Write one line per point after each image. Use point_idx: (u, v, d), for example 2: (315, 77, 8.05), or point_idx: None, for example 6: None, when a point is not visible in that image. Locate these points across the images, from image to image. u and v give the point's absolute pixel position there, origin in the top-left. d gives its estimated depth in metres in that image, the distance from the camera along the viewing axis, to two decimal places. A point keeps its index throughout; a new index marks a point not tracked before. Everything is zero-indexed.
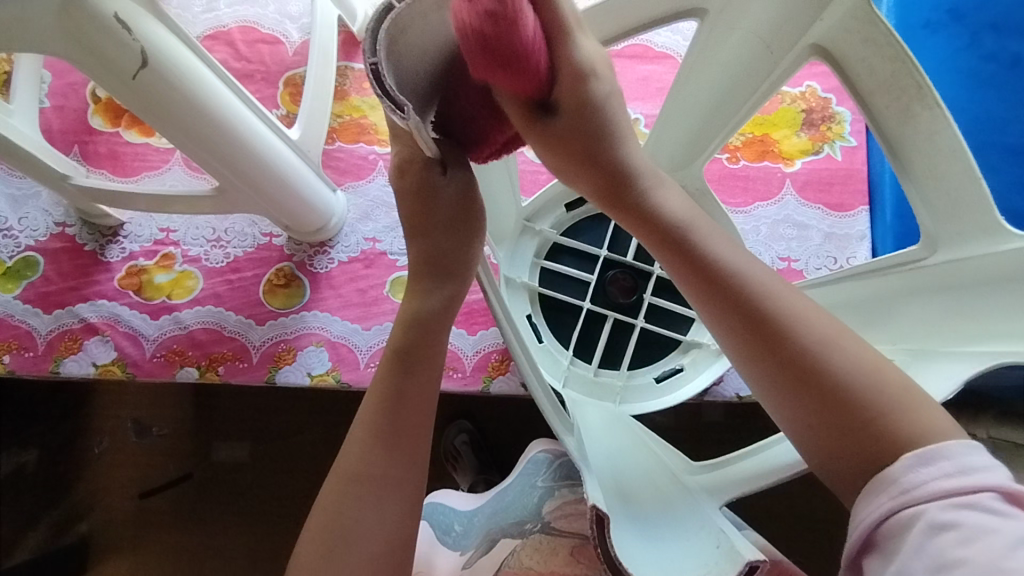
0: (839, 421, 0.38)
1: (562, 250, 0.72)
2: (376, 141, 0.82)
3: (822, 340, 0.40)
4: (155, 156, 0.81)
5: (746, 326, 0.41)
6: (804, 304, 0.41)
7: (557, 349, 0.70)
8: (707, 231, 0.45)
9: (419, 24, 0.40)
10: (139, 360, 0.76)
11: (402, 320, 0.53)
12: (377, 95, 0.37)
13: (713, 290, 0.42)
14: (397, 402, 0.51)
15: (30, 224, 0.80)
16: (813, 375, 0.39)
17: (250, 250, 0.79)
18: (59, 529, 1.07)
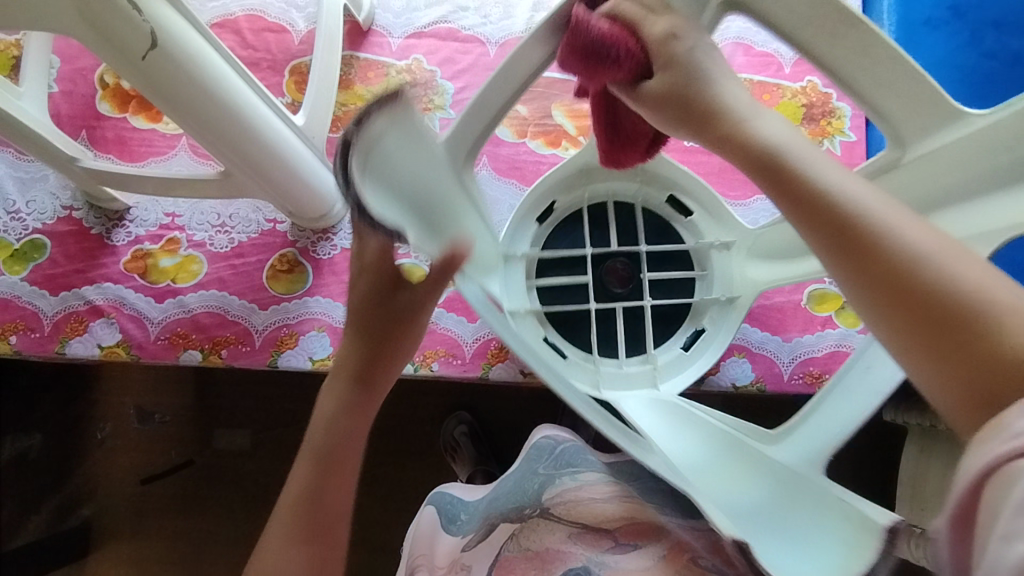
0: (957, 346, 0.32)
1: (547, 266, 0.73)
2: None
3: (924, 256, 0.33)
4: (161, 142, 0.82)
5: (838, 246, 0.34)
6: (912, 220, 0.34)
7: (581, 357, 0.69)
8: (807, 149, 0.38)
9: (382, 142, 0.41)
10: (144, 343, 0.77)
11: (323, 417, 0.49)
12: (370, 225, 0.40)
13: (814, 211, 0.35)
14: (313, 500, 0.47)
15: (38, 207, 0.81)
16: (914, 296, 0.32)
17: (254, 236, 0.80)
18: (62, 513, 1.09)
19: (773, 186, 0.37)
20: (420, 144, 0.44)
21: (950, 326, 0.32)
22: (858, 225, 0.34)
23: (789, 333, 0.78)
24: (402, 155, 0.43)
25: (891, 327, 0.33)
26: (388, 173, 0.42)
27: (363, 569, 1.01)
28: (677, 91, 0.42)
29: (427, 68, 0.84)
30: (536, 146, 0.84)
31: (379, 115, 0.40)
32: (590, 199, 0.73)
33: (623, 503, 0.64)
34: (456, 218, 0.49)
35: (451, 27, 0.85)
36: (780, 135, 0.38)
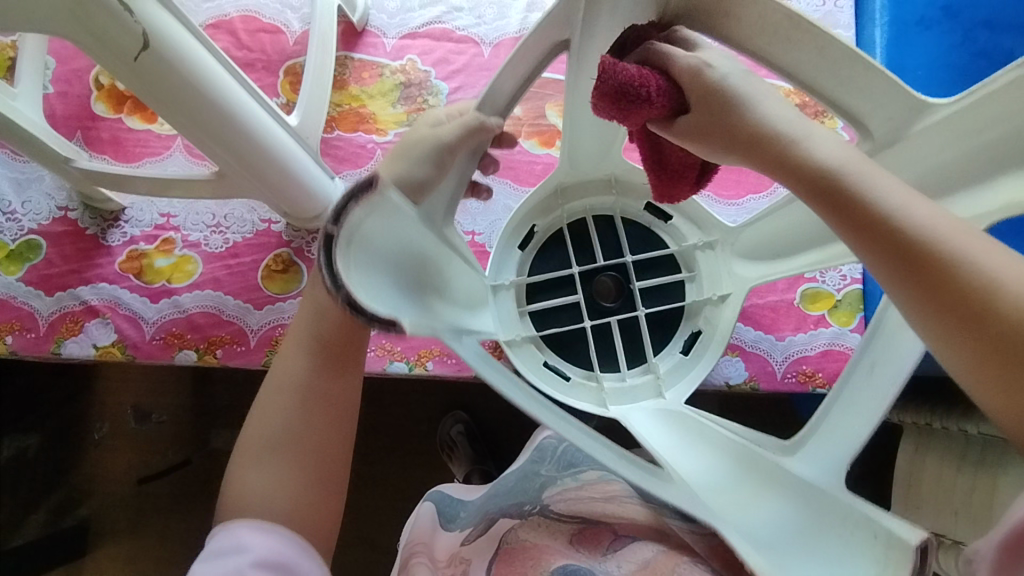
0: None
1: (537, 289, 0.73)
2: (374, 130, 0.83)
3: (997, 290, 0.36)
4: (157, 143, 0.82)
5: (903, 273, 0.37)
6: (972, 247, 0.37)
7: (584, 377, 0.71)
8: (875, 172, 0.39)
9: (365, 226, 0.40)
10: (139, 343, 0.77)
11: (307, 311, 0.54)
12: (366, 322, 0.38)
13: (885, 244, 0.37)
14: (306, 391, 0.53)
15: (33, 208, 0.81)
16: (989, 330, 0.36)
17: (249, 236, 0.80)
18: (60, 513, 1.09)
19: (844, 220, 0.39)
20: (398, 225, 0.44)
21: (1010, 350, 0.35)
22: (925, 256, 0.37)
23: (782, 331, 0.79)
24: (381, 241, 0.42)
25: (956, 348, 0.37)
26: (377, 250, 0.41)
27: (359, 568, 1.01)
28: (706, 122, 0.44)
29: (422, 68, 0.84)
30: (530, 146, 0.84)
31: (357, 210, 0.39)
32: (567, 220, 0.74)
33: (624, 504, 0.63)
34: (435, 303, 0.48)
35: (445, 27, 0.85)
36: (842, 158, 0.40)
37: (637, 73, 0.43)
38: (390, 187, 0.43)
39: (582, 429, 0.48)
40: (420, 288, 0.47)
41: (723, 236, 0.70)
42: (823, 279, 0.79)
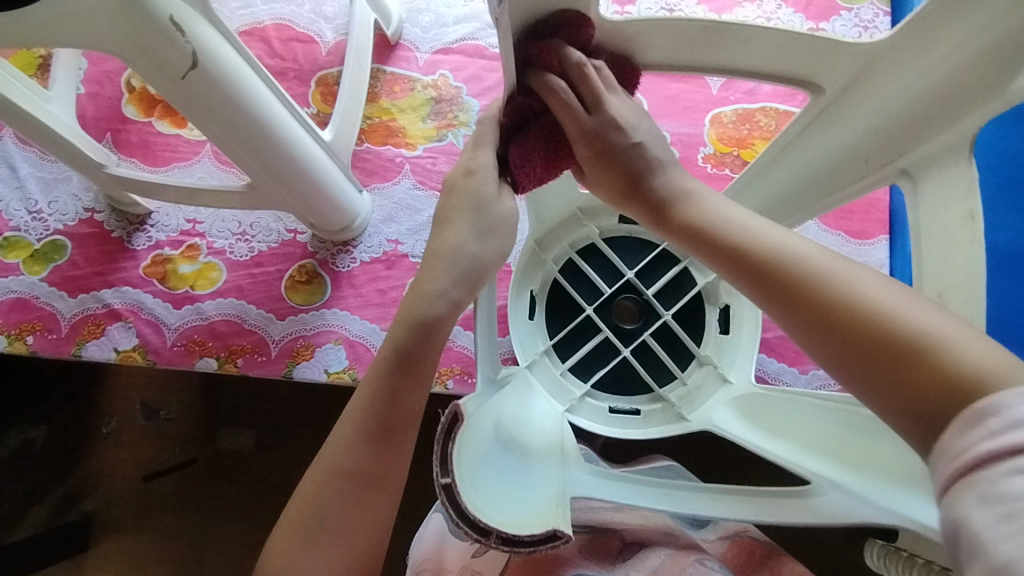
0: (884, 368, 0.36)
1: (563, 347, 0.76)
2: (404, 144, 0.83)
3: (846, 296, 0.39)
4: (186, 148, 0.82)
5: (764, 292, 0.43)
6: (840, 267, 0.40)
7: (648, 400, 0.74)
8: (744, 222, 0.46)
9: (467, 457, 0.42)
10: (160, 348, 0.77)
11: (401, 322, 0.47)
12: (532, 546, 0.40)
13: (749, 274, 0.44)
14: (389, 403, 0.45)
15: (59, 208, 0.81)
16: (833, 330, 0.39)
17: (274, 245, 0.80)
18: (65, 505, 1.09)
19: (713, 257, 0.46)
20: (476, 432, 0.45)
21: (852, 346, 0.38)
22: (787, 278, 0.42)
23: (806, 364, 0.78)
24: (479, 456, 0.44)
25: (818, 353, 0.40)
26: (487, 484, 0.43)
27: None
28: (612, 171, 0.52)
29: (454, 83, 0.84)
30: None
31: (459, 451, 0.41)
32: (557, 265, 0.77)
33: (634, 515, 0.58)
34: (536, 462, 0.50)
35: (478, 44, 0.85)
36: (713, 211, 0.48)
37: (546, 174, 0.53)
38: (469, 401, 0.45)
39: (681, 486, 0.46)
40: (512, 457, 0.48)
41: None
42: None
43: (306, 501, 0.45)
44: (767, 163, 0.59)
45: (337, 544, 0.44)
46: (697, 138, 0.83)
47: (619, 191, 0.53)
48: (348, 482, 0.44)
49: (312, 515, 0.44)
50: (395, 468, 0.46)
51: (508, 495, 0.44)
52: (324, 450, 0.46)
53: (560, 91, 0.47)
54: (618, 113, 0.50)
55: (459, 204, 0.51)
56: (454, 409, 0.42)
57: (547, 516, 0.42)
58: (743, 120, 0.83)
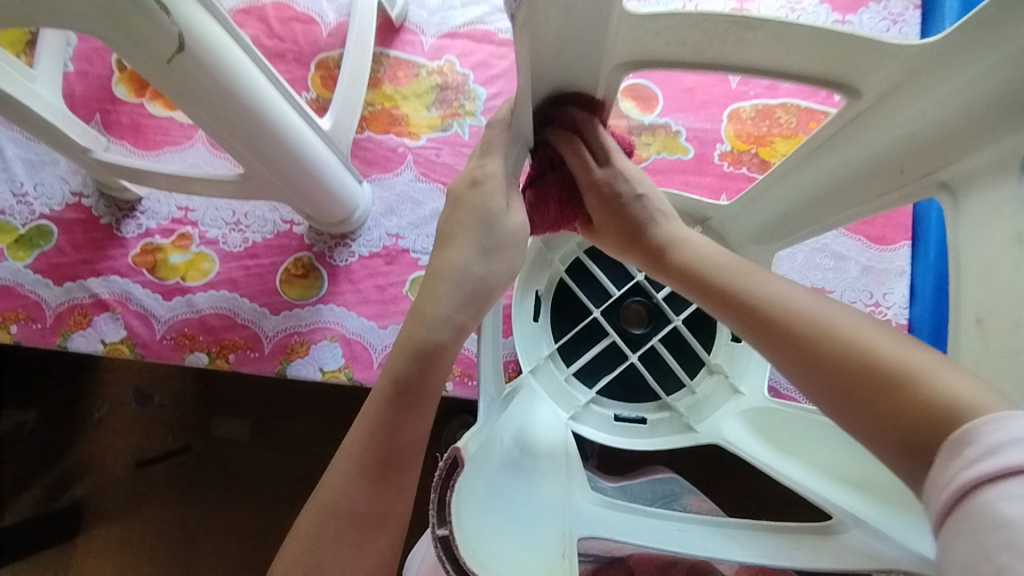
0: (872, 407, 0.35)
1: (569, 352, 0.73)
2: (406, 133, 0.79)
3: (829, 330, 0.39)
4: (178, 131, 0.78)
5: (750, 328, 0.42)
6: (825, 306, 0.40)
7: (656, 409, 0.71)
8: (739, 264, 0.46)
9: (466, 504, 0.37)
10: (149, 342, 0.74)
11: (399, 347, 0.43)
12: None
13: (737, 314, 0.43)
14: (389, 435, 0.41)
15: (45, 191, 0.78)
16: (816, 364, 0.38)
17: (269, 236, 0.77)
18: (54, 492, 1.05)
19: (708, 299, 0.46)
20: (477, 474, 0.40)
21: (835, 381, 0.37)
22: (770, 315, 0.41)
23: None
24: (476, 497, 0.39)
25: (808, 389, 0.39)
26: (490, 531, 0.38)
27: None
28: (611, 215, 0.52)
29: (460, 70, 0.80)
30: None
31: (458, 497, 0.36)
32: (564, 266, 0.74)
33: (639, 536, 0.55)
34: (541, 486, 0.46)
35: (487, 29, 0.81)
36: (705, 256, 0.48)
37: (561, 219, 0.55)
38: (468, 439, 0.40)
39: (695, 520, 0.43)
40: (510, 487, 0.44)
41: (718, 216, 0.69)
42: None
43: (298, 548, 0.40)
44: (800, 159, 0.56)
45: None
46: (714, 134, 0.79)
47: (617, 237, 0.52)
48: (347, 524, 0.40)
49: (307, 566, 0.40)
50: (398, 508, 0.41)
51: (509, 539, 0.39)
52: (320, 488, 0.42)
53: (578, 149, 0.49)
54: (628, 174, 0.52)
55: (465, 219, 0.46)
56: (451, 454, 0.37)
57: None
58: (762, 116, 0.79)
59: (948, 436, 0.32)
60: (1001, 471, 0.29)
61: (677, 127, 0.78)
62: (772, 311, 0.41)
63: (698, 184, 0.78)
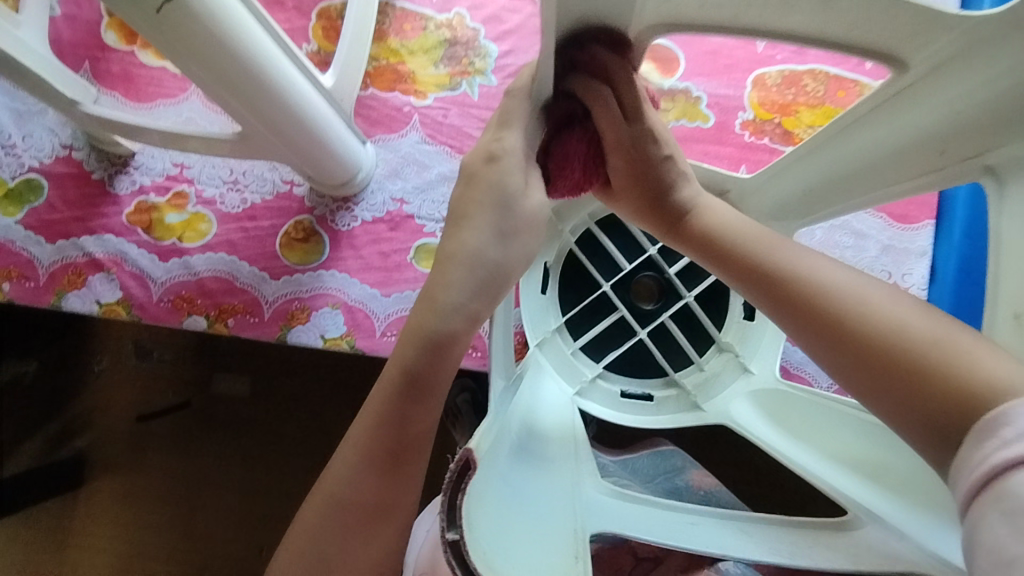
0: (901, 383, 0.36)
1: (576, 326, 0.71)
2: (412, 92, 0.75)
3: (860, 306, 0.39)
4: (172, 83, 0.74)
5: (776, 303, 0.42)
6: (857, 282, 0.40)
7: (661, 386, 0.69)
8: (771, 237, 0.45)
9: (477, 508, 0.35)
10: (145, 303, 0.72)
11: (408, 336, 0.43)
12: None
13: (764, 287, 0.43)
14: (397, 429, 0.43)
15: (35, 143, 0.74)
16: (846, 340, 0.38)
17: (268, 197, 0.74)
18: (56, 444, 1.05)
19: (733, 269, 0.45)
20: (489, 475, 0.38)
21: (864, 357, 0.37)
22: (798, 290, 0.41)
23: None
24: (489, 494, 0.37)
25: (835, 365, 0.39)
26: (504, 535, 0.36)
27: None
28: (636, 177, 0.47)
29: (470, 25, 0.76)
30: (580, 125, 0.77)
31: (469, 501, 0.34)
32: (575, 236, 0.71)
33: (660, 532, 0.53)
34: (551, 478, 0.45)
35: None
36: (731, 227, 0.47)
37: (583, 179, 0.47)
38: (479, 436, 0.38)
39: (707, 513, 0.43)
40: (522, 478, 0.42)
41: (738, 189, 0.66)
42: None
43: (309, 532, 0.43)
44: (833, 134, 0.52)
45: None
46: (737, 101, 0.75)
47: (638, 202, 0.49)
48: (354, 514, 0.43)
49: (318, 550, 0.43)
50: (404, 498, 0.44)
51: (522, 539, 0.37)
52: (328, 477, 0.44)
53: (608, 100, 0.42)
54: (654, 129, 0.46)
55: (481, 198, 0.44)
56: (463, 455, 0.35)
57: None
58: (788, 83, 0.75)
59: (982, 419, 0.33)
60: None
61: (698, 92, 0.74)
62: (801, 285, 0.41)
63: (718, 154, 0.74)
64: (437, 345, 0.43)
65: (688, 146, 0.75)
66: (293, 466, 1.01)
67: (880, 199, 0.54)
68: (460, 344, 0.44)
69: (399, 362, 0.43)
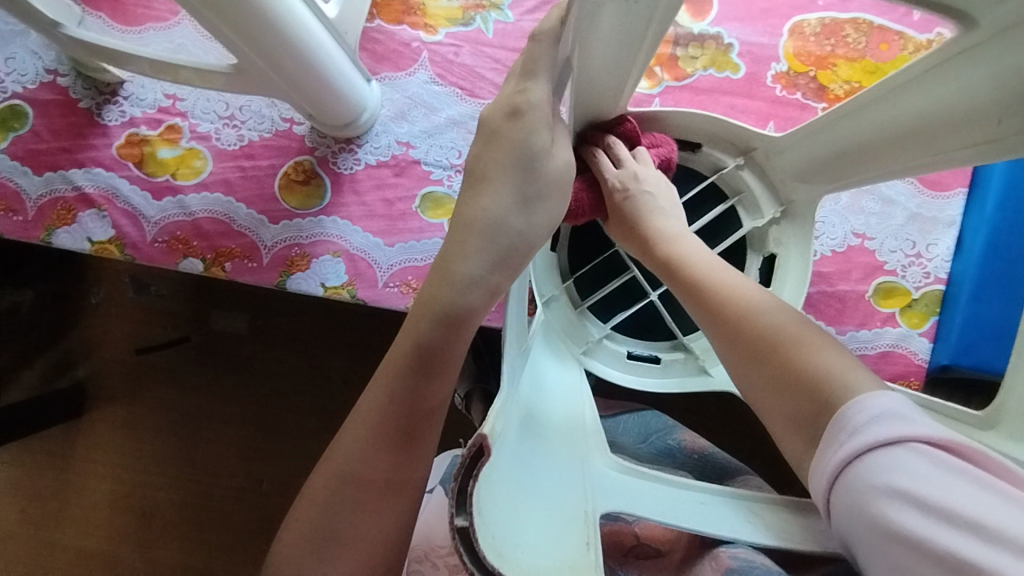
0: (784, 385, 0.41)
1: (585, 285, 0.69)
2: (422, 26, 0.70)
3: (762, 320, 0.44)
4: (162, 5, 0.69)
5: (705, 315, 0.47)
6: (764, 297, 0.45)
7: (669, 350, 0.67)
8: (707, 255, 0.51)
9: (488, 496, 0.35)
10: (139, 243, 0.69)
11: (422, 309, 0.42)
12: None
13: (699, 301, 0.48)
14: (408, 403, 0.42)
15: (17, 66, 0.70)
16: (748, 348, 0.43)
17: (266, 135, 0.70)
18: (55, 373, 1.04)
19: (680, 285, 0.50)
20: (500, 461, 0.38)
21: (758, 361, 0.42)
22: (723, 304, 0.46)
23: (845, 325, 0.70)
24: (498, 484, 0.37)
25: (736, 368, 0.44)
26: (511, 519, 0.37)
27: None
28: (616, 208, 0.56)
29: None
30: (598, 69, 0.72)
31: (480, 490, 0.34)
32: None
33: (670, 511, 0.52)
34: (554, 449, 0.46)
35: None
36: (686, 248, 0.52)
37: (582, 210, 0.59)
38: (494, 418, 0.37)
39: (719, 493, 0.42)
40: (530, 454, 0.43)
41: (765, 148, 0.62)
42: (902, 274, 0.70)
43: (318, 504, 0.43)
44: (883, 94, 0.49)
45: (357, 546, 0.43)
46: (770, 50, 0.70)
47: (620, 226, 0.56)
48: (364, 487, 0.43)
49: (330, 522, 0.43)
50: (416, 474, 0.44)
51: (527, 521, 0.39)
52: (337, 451, 0.44)
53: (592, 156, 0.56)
54: (637, 174, 0.55)
55: (503, 158, 0.44)
56: (477, 441, 0.34)
57: (579, 569, 0.37)
58: (828, 32, 0.70)
59: (837, 415, 0.37)
60: (883, 443, 0.34)
61: (730, 39, 0.69)
62: (726, 300, 0.46)
63: (745, 108, 0.70)
64: (450, 316, 0.42)
65: (714, 98, 0.70)
66: (293, 405, 1.01)
67: (918, 169, 0.50)
68: (476, 317, 0.43)
69: (412, 330, 0.42)
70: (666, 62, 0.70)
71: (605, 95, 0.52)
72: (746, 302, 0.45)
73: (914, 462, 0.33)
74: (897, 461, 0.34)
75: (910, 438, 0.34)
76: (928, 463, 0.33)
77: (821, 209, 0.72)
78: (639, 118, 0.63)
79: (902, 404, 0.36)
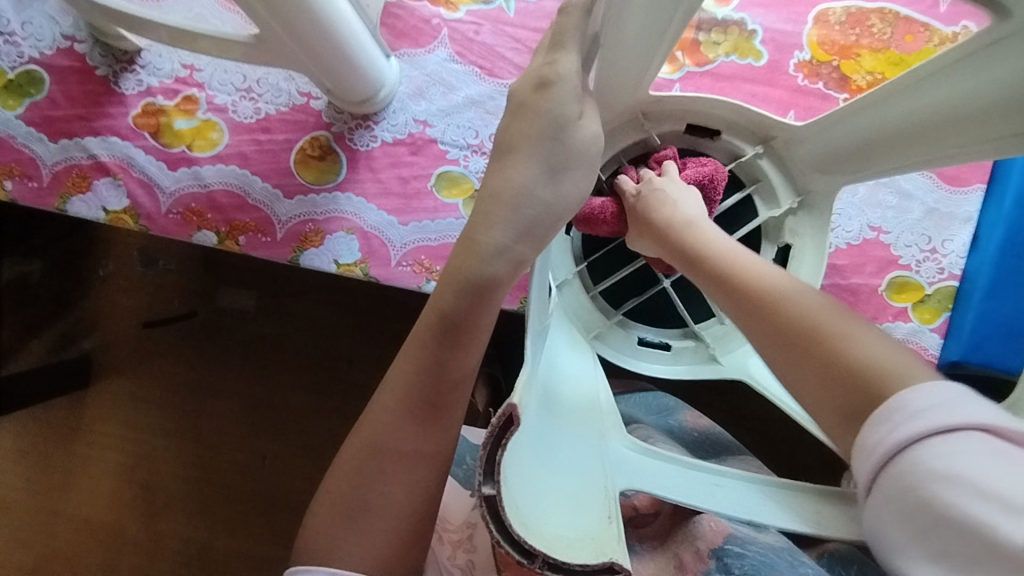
0: (826, 370, 0.37)
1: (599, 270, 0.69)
2: (443, 3, 0.70)
3: (791, 300, 0.40)
4: None
5: (727, 296, 0.45)
6: (797, 280, 0.42)
7: (678, 336, 0.67)
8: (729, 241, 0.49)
9: (513, 469, 0.36)
10: (154, 214, 0.69)
11: (448, 281, 0.42)
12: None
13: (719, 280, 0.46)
14: (434, 375, 0.43)
15: (34, 31, 0.69)
16: (779, 326, 0.40)
17: (284, 109, 0.70)
18: (61, 344, 1.05)
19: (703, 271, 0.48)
20: (524, 434, 0.38)
21: (791, 343, 0.39)
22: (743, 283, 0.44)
23: None
24: (522, 458, 0.38)
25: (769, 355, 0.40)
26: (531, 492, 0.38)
27: None
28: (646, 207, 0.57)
29: None
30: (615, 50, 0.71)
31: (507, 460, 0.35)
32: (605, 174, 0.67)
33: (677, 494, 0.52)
34: (573, 428, 0.46)
35: None
36: (710, 235, 0.50)
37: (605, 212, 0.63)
38: (520, 389, 0.38)
39: (735, 476, 0.41)
40: (551, 431, 0.44)
41: (786, 137, 0.62)
42: (916, 269, 0.70)
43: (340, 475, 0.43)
44: (908, 86, 0.48)
45: (376, 520, 0.43)
46: (793, 38, 0.69)
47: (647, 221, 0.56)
48: (387, 458, 0.43)
49: (355, 491, 0.43)
50: (440, 445, 0.44)
51: (548, 497, 0.39)
52: (364, 423, 0.45)
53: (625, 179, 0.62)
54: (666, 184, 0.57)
55: (530, 130, 0.44)
56: (507, 411, 0.34)
57: (601, 542, 0.37)
58: (853, 22, 0.69)
59: (883, 406, 0.34)
60: (934, 429, 0.32)
61: (753, 25, 0.68)
62: (749, 279, 0.44)
63: (766, 96, 0.69)
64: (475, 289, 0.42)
65: (735, 85, 0.69)
66: (297, 383, 1.02)
67: (942, 163, 0.50)
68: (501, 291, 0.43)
69: (437, 301, 0.43)
70: (688, 46, 0.70)
71: (630, 80, 0.52)
72: (770, 281, 0.43)
73: (978, 449, 0.31)
74: (957, 447, 0.31)
75: (973, 425, 0.31)
76: (994, 454, 0.30)
77: (837, 201, 0.72)
78: (661, 102, 0.62)
79: (951, 390, 0.33)
